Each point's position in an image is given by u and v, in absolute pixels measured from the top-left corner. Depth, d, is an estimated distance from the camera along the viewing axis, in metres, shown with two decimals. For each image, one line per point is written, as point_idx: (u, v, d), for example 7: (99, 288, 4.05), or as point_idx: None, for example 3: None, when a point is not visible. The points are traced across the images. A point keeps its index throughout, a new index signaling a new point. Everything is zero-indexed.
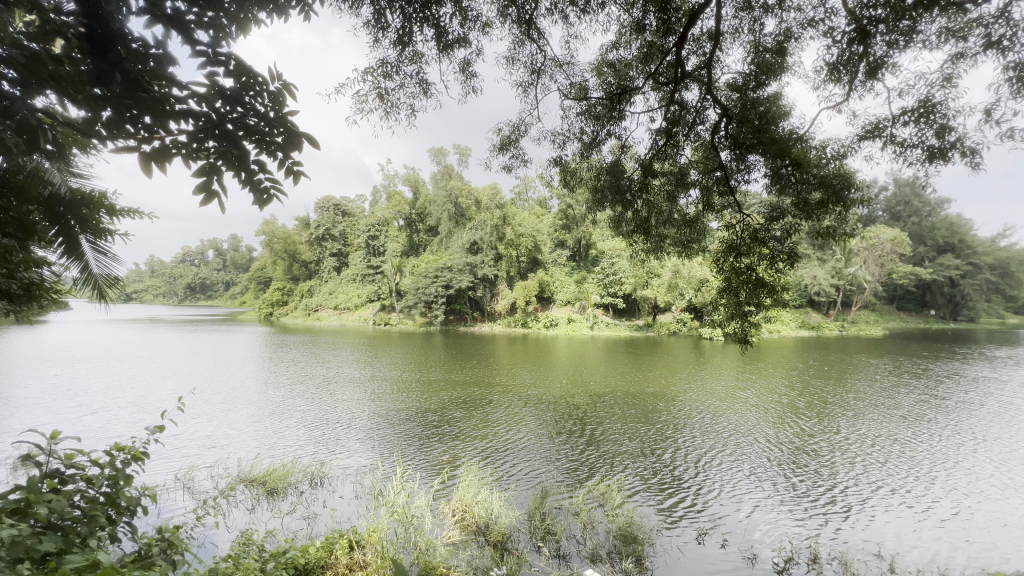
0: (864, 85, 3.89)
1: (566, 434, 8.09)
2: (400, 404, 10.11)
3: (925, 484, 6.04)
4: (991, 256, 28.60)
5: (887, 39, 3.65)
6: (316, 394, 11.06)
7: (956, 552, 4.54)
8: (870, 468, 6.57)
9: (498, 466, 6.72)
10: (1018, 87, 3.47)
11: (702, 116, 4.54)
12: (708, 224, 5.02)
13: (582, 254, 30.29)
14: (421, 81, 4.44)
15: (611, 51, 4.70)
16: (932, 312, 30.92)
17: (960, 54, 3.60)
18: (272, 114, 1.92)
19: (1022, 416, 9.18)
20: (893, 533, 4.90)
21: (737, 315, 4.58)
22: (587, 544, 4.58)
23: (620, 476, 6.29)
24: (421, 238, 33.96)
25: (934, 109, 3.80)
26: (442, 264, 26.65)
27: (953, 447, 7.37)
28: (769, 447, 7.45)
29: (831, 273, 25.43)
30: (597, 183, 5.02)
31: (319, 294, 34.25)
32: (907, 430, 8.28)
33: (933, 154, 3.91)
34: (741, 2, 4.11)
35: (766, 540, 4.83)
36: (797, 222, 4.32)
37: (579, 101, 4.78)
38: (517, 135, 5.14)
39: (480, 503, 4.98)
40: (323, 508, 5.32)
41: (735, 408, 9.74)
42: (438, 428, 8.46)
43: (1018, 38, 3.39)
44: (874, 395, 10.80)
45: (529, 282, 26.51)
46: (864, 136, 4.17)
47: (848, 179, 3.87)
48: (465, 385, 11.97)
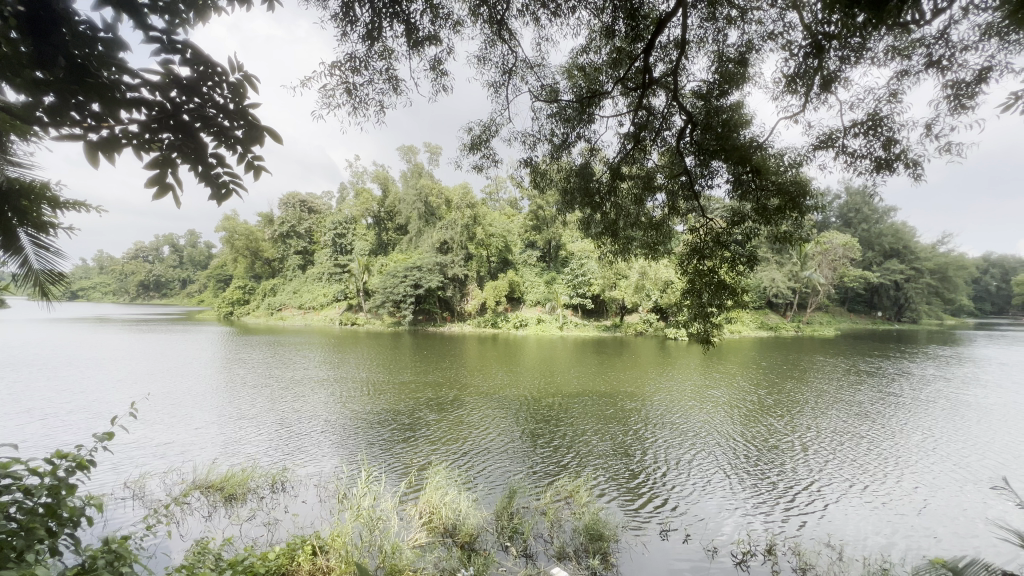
0: (818, 97, 4.10)
1: (536, 435, 8.13)
2: (368, 406, 9.93)
3: (874, 478, 6.40)
4: (931, 261, 30.57)
5: (840, 54, 3.85)
6: (279, 396, 10.73)
7: (900, 541, 4.83)
8: (827, 464, 6.88)
9: (468, 467, 6.69)
10: (954, 105, 3.73)
11: (668, 122, 4.66)
12: (673, 227, 5.15)
13: (552, 255, 30.55)
14: (392, 78, 4.39)
15: (581, 54, 4.77)
16: (879, 313, 32.80)
17: (904, 72, 3.84)
18: (232, 106, 1.86)
19: (960, 411, 9.84)
20: (843, 525, 5.16)
21: (700, 315, 4.70)
22: (554, 543, 4.63)
23: (589, 476, 6.36)
24: (389, 236, 33.48)
25: (882, 122, 4.03)
26: (410, 263, 26.25)
27: (901, 443, 7.81)
28: (734, 445, 7.71)
29: (788, 276, 26.58)
30: (566, 185, 5.08)
31: (283, 293, 33.22)
32: (860, 426, 8.72)
33: (880, 165, 4.15)
34: (706, 13, 4.24)
35: (727, 534, 4.99)
36: (756, 227, 4.51)
37: (549, 103, 4.82)
38: (488, 136, 5.14)
39: (448, 503, 4.95)
40: (284, 514, 5.16)
41: (705, 407, 10.01)
42: (409, 430, 8.36)
43: (956, 59, 3.64)
44: (832, 393, 11.31)
45: (499, 282, 26.53)
46: (818, 145, 4.39)
47: (803, 187, 4.05)
48: (438, 386, 11.87)
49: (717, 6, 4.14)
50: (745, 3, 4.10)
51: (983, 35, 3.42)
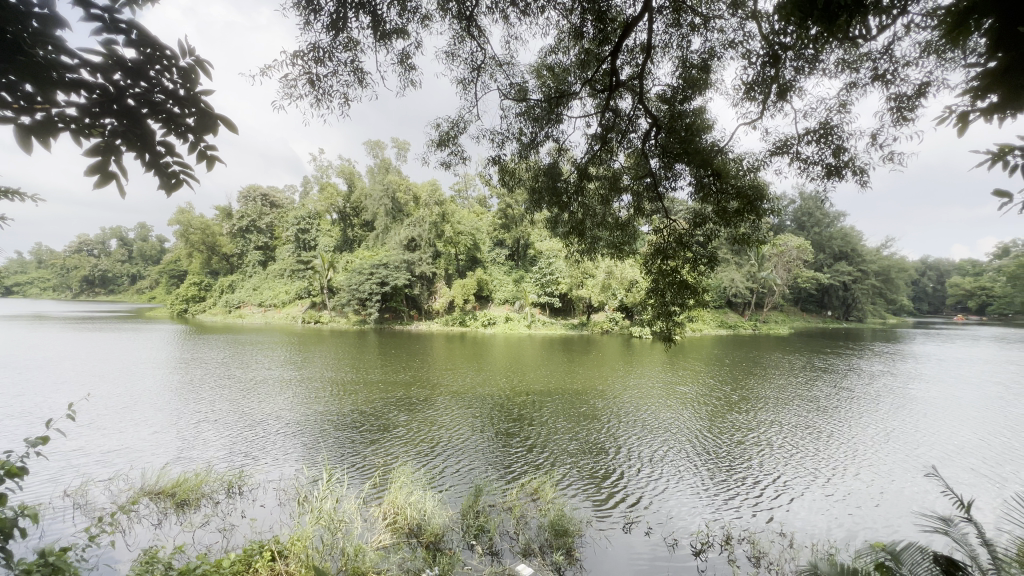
0: (775, 105, 4.27)
1: (505, 434, 8.14)
2: (333, 406, 9.68)
3: (823, 469, 6.76)
4: (876, 264, 32.49)
5: (795, 65, 4.03)
6: (238, 398, 10.31)
7: (847, 528, 5.12)
8: (781, 457, 7.19)
9: (434, 467, 6.63)
10: (897, 116, 3.97)
11: (634, 124, 4.74)
12: (638, 228, 5.27)
13: (521, 253, 30.68)
14: (357, 70, 4.29)
15: (550, 54, 4.80)
16: (829, 312, 34.57)
17: (853, 84, 4.06)
18: (182, 93, 1.77)
19: (900, 405, 10.52)
20: (795, 514, 5.42)
21: (662, 314, 4.83)
22: (520, 540, 4.65)
23: (556, 474, 6.42)
24: (355, 233, 32.75)
25: (833, 131, 4.24)
26: (376, 260, 25.77)
27: (849, 435, 8.27)
28: (696, 441, 7.97)
29: (747, 277, 27.67)
30: (534, 184, 5.08)
31: (241, 290, 31.93)
32: (812, 420, 9.18)
33: (830, 171, 4.37)
34: (670, 19, 4.34)
35: (687, 526, 5.14)
36: (716, 229, 4.66)
37: (517, 102, 4.83)
38: (457, 132, 5.09)
39: (413, 503, 4.89)
40: (241, 518, 4.97)
41: (670, 404, 10.28)
42: (374, 431, 8.18)
43: (900, 73, 3.88)
44: (788, 390, 11.84)
45: (468, 280, 26.41)
46: (774, 151, 4.58)
47: (760, 191, 4.21)
48: (406, 386, 11.65)
49: (682, 12, 4.24)
50: (709, 11, 4.23)
51: (923, 53, 3.66)
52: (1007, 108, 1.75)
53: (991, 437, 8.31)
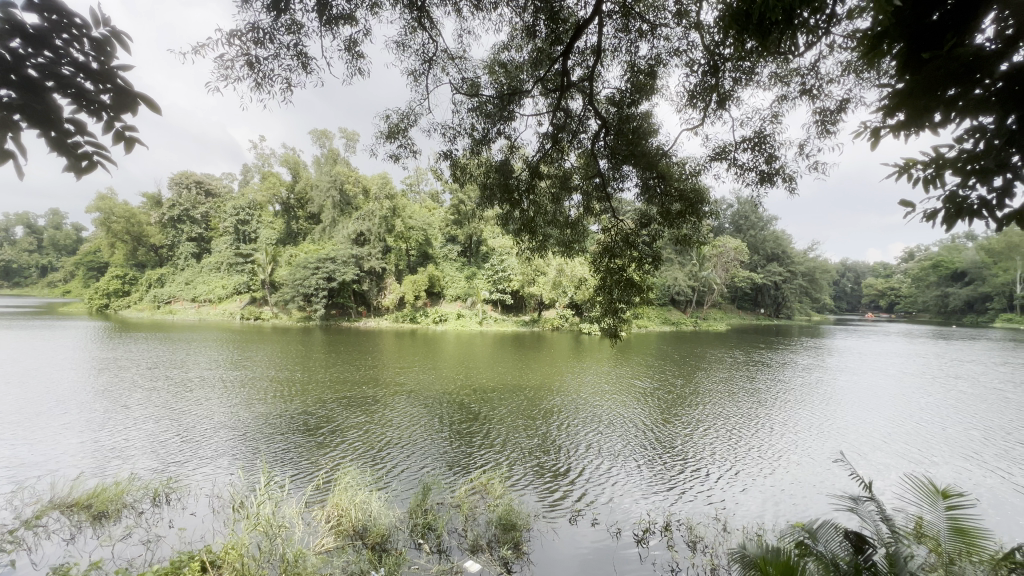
0: (714, 113, 4.49)
1: (455, 431, 8.12)
2: (274, 407, 9.25)
3: (752, 457, 7.24)
4: (803, 266, 35.12)
5: (733, 76, 4.26)
6: (167, 400, 9.59)
7: (774, 510, 5.52)
8: (716, 447, 7.64)
9: (381, 466, 6.49)
10: (821, 129, 4.30)
11: (584, 124, 4.84)
12: (588, 227, 5.41)
13: (473, 250, 30.60)
14: (300, 54, 4.09)
15: (503, 51, 4.79)
16: (762, 311, 37.01)
17: (784, 97, 4.36)
18: (95, 65, 1.61)
19: (821, 395, 11.45)
20: (727, 499, 5.80)
21: (610, 311, 4.97)
22: (468, 537, 4.64)
23: (506, 469, 6.47)
24: (300, 225, 31.38)
25: (766, 140, 4.52)
26: (323, 254, 24.83)
27: (776, 424, 8.91)
28: (641, 433, 8.29)
29: (689, 276, 29.07)
30: (486, 180, 5.02)
31: (172, 284, 29.71)
32: (742, 411, 9.82)
33: (763, 177, 4.66)
34: (619, 24, 4.45)
35: (630, 515, 5.34)
36: (660, 230, 4.85)
37: (469, 96, 4.79)
38: (407, 124, 4.98)
39: (358, 504, 4.75)
40: (168, 529, 4.64)
41: (613, 399, 10.66)
42: (318, 432, 7.88)
43: (824, 90, 4.20)
44: (719, 383, 12.63)
45: (419, 276, 26.03)
46: (714, 157, 4.83)
47: (700, 195, 4.48)
48: (353, 385, 11.30)
49: (630, 18, 4.36)
50: (656, 19, 4.38)
51: (843, 72, 3.99)
52: (913, 125, 1.92)
53: (900, 423, 9.21)
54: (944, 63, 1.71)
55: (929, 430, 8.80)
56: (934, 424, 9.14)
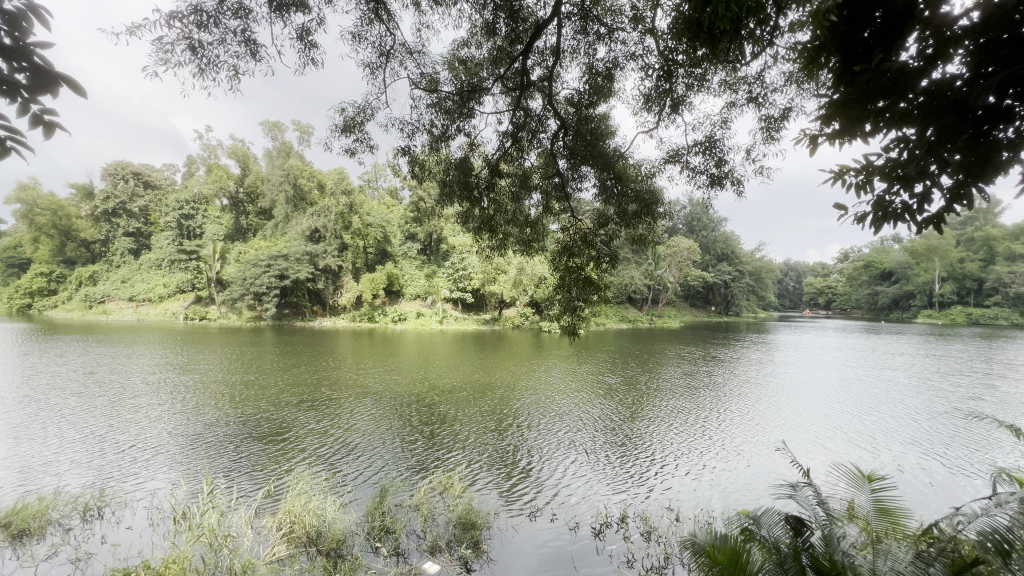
0: (668, 117, 4.64)
1: (414, 432, 8.00)
2: (222, 412, 8.79)
3: (702, 449, 7.56)
4: (751, 265, 36.90)
5: (686, 82, 4.42)
6: (100, 406, 8.92)
7: (721, 498, 5.82)
8: (669, 441, 7.92)
9: (337, 470, 6.30)
10: (766, 135, 4.52)
11: (543, 124, 4.87)
12: (547, 226, 5.46)
13: (433, 248, 30.19)
14: (248, 41, 3.89)
15: (462, 48, 4.74)
16: (713, 308, 38.71)
17: (733, 104, 4.55)
18: (6, 41, 1.47)
19: (765, 388, 12.09)
20: (679, 490, 6.04)
21: (568, 310, 5.03)
22: (427, 538, 4.58)
23: (465, 468, 6.44)
24: (250, 221, 29.97)
25: (716, 144, 4.71)
26: (275, 251, 23.89)
27: (725, 417, 9.34)
28: (600, 430, 8.45)
29: (645, 275, 29.92)
30: (445, 178, 4.95)
31: (107, 283, 27.67)
32: (693, 405, 10.24)
33: (713, 180, 4.86)
34: (578, 26, 4.51)
35: (587, 510, 5.43)
36: (617, 230, 5.00)
37: (428, 92, 4.71)
38: (363, 118, 4.84)
39: (312, 510, 4.59)
40: (100, 545, 4.31)
41: (571, 396, 10.83)
42: (270, 436, 7.56)
43: (769, 98, 4.42)
44: (671, 377, 13.11)
45: (377, 274, 25.45)
46: (667, 159, 4.99)
47: (655, 196, 4.68)
48: (308, 387, 10.92)
49: (589, 20, 4.43)
50: (613, 23, 4.46)
51: (786, 82, 4.21)
52: (848, 134, 2.03)
53: (837, 412, 9.88)
54: (874, 76, 1.81)
55: (863, 418, 9.45)
56: (868, 413, 9.83)
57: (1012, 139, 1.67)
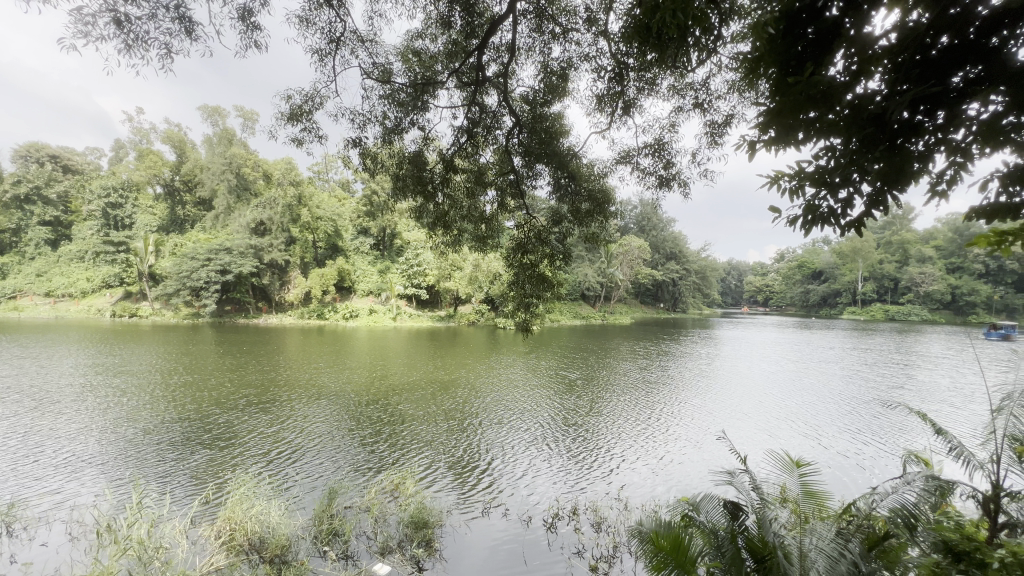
0: (620, 118, 4.76)
1: (364, 431, 7.79)
2: (157, 415, 8.21)
3: (650, 441, 7.83)
4: (697, 264, 38.60)
5: (637, 86, 4.55)
6: (13, 412, 8.11)
7: (667, 487, 6.06)
8: (619, 434, 8.17)
9: (284, 473, 6.04)
10: (710, 140, 4.74)
11: (499, 121, 4.85)
12: (502, 223, 5.45)
13: (387, 243, 29.51)
14: (184, 19, 3.62)
15: (416, 39, 4.63)
16: (662, 305, 40.22)
17: (680, 108, 4.73)
18: None
19: (707, 381, 12.70)
20: (629, 481, 6.22)
21: (522, 306, 5.07)
22: (377, 539, 4.49)
23: (416, 466, 6.37)
24: (187, 211, 28.10)
25: (664, 147, 4.88)
26: (215, 245, 22.58)
27: (671, 410, 9.73)
28: (551, 425, 8.59)
29: (598, 272, 30.59)
30: (398, 172, 4.80)
31: (19, 276, 25.12)
32: (642, 398, 10.61)
33: (661, 181, 5.04)
34: (534, 24, 4.52)
35: (539, 503, 5.52)
36: (570, 228, 5.11)
37: (380, 83, 4.57)
38: (312, 107, 4.65)
39: (254, 514, 4.38)
40: (9, 566, 3.90)
41: (525, 392, 10.93)
42: (210, 440, 7.13)
43: (713, 105, 4.63)
44: (621, 372, 13.51)
45: (327, 269, 24.59)
46: (619, 160, 5.12)
47: (607, 196, 4.83)
48: (254, 387, 10.40)
49: (544, 19, 4.47)
50: (568, 23, 4.52)
51: (729, 90, 4.42)
52: (783, 143, 2.12)
53: (772, 402, 10.61)
54: (805, 88, 1.91)
55: (795, 408, 10.13)
56: (800, 403, 10.55)
57: (923, 151, 1.82)
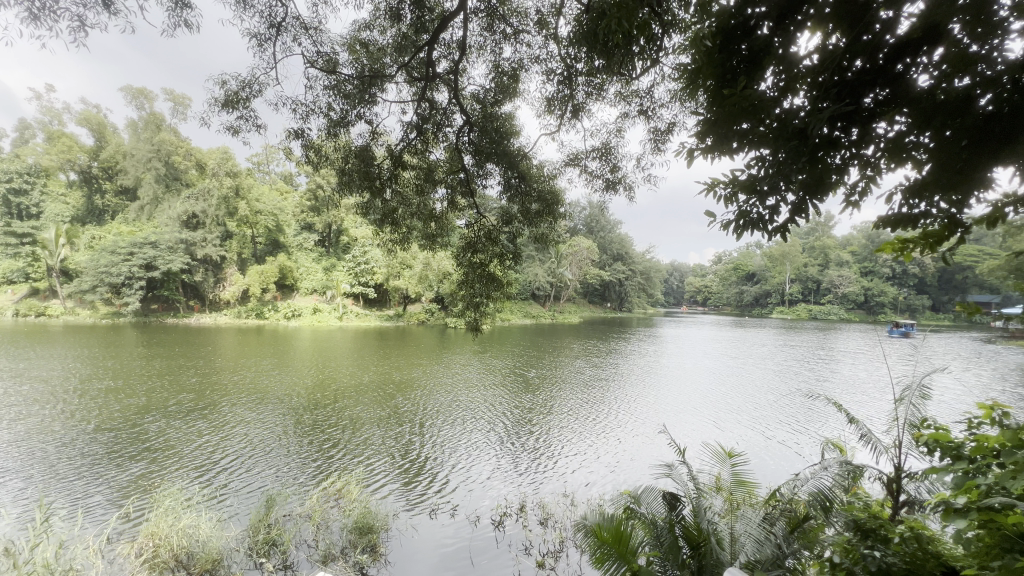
0: (569, 121, 4.85)
1: (308, 436, 7.47)
2: (72, 425, 7.48)
3: (596, 437, 8.04)
4: (643, 266, 40.11)
5: (586, 90, 4.66)
6: None
7: (610, 481, 6.27)
8: (567, 431, 8.32)
9: (218, 482, 5.69)
10: (654, 146, 4.93)
11: (449, 118, 4.79)
12: (452, 222, 5.39)
13: (332, 240, 28.42)
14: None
15: (364, 30, 4.49)
16: (609, 305, 41.43)
17: (625, 114, 4.89)
18: None
19: (650, 377, 13.22)
20: (576, 478, 6.34)
21: (471, 306, 5.04)
22: (319, 547, 4.31)
23: (362, 470, 6.18)
24: (106, 201, 25.74)
25: (611, 151, 5.03)
26: (139, 237, 20.87)
27: (615, 406, 10.04)
28: (502, 423, 8.63)
29: (548, 272, 31.02)
30: (344, 166, 4.61)
31: None
32: (588, 395, 10.88)
33: (608, 185, 5.19)
34: (485, 23, 4.50)
35: (487, 502, 5.53)
36: (520, 228, 5.14)
37: (325, 73, 4.38)
38: (249, 94, 4.39)
39: (181, 527, 4.08)
40: None
41: (475, 391, 10.89)
42: (134, 450, 6.57)
43: (657, 112, 4.82)
44: (569, 370, 13.76)
45: (267, 266, 23.39)
46: (568, 162, 5.22)
47: (556, 197, 4.93)
48: (186, 391, 9.71)
49: (495, 19, 4.46)
50: (518, 25, 4.55)
51: (671, 99, 4.62)
52: (720, 151, 2.22)
53: (707, 396, 11.18)
54: (738, 100, 2.01)
55: (728, 402, 10.72)
56: (733, 397, 11.17)
57: (839, 164, 1.98)
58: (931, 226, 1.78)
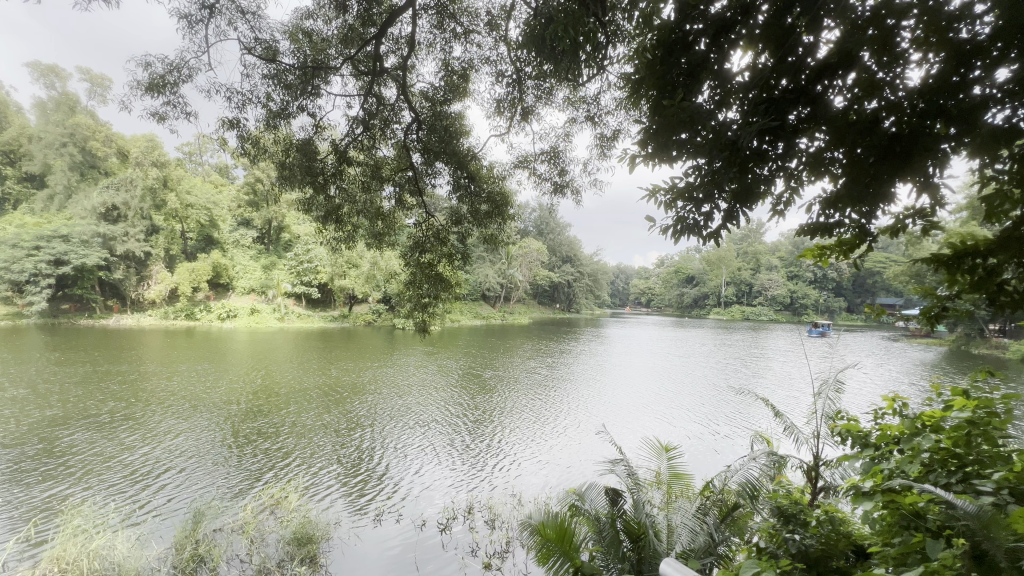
0: (519, 123, 4.89)
1: (245, 444, 7.05)
2: None
3: (544, 437, 8.13)
4: (591, 268, 41.15)
5: (535, 94, 4.71)
6: None
7: (556, 479, 6.37)
8: (516, 432, 8.37)
9: (141, 498, 5.24)
10: (601, 151, 5.07)
11: (397, 115, 4.69)
12: (400, 221, 5.28)
13: (272, 237, 26.98)
14: None
15: (306, 19, 4.30)
16: (558, 306, 42.15)
17: (573, 120, 4.99)
18: None
19: (596, 376, 13.55)
20: (523, 477, 6.40)
21: (419, 306, 4.95)
22: (253, 561, 4.07)
23: (303, 478, 5.92)
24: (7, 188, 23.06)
25: (559, 155, 5.11)
26: (47, 230, 18.98)
27: (563, 406, 10.19)
28: (451, 426, 8.55)
29: (498, 273, 31.10)
30: (284, 159, 4.38)
31: None
32: (537, 395, 11.01)
33: (556, 187, 5.28)
34: (435, 20, 4.45)
35: (434, 505, 5.46)
36: (469, 229, 5.11)
37: (264, 61, 4.16)
38: (177, 78, 4.08)
39: (93, 551, 3.71)
40: None
41: (423, 393, 10.71)
42: (41, 466, 5.92)
43: (603, 119, 4.96)
44: (517, 371, 13.83)
45: (199, 263, 22.04)
46: (518, 164, 5.25)
47: (505, 198, 4.94)
48: (106, 399, 8.90)
49: (445, 17, 4.42)
50: (469, 24, 4.53)
51: (617, 107, 4.77)
52: (660, 158, 2.30)
53: (649, 394, 11.59)
54: (676, 110, 2.09)
55: (669, 399, 11.16)
56: (673, 394, 11.65)
57: (766, 175, 2.12)
58: (844, 235, 1.94)
